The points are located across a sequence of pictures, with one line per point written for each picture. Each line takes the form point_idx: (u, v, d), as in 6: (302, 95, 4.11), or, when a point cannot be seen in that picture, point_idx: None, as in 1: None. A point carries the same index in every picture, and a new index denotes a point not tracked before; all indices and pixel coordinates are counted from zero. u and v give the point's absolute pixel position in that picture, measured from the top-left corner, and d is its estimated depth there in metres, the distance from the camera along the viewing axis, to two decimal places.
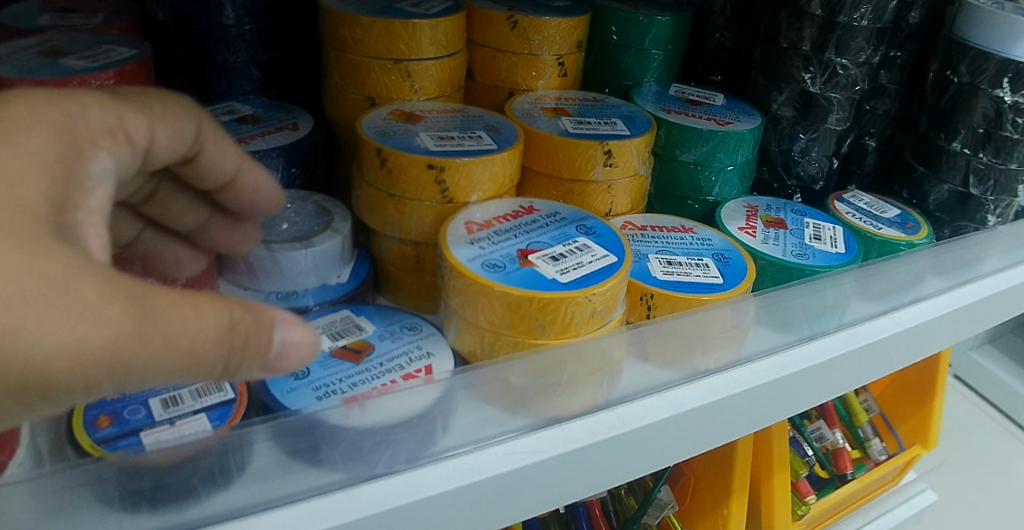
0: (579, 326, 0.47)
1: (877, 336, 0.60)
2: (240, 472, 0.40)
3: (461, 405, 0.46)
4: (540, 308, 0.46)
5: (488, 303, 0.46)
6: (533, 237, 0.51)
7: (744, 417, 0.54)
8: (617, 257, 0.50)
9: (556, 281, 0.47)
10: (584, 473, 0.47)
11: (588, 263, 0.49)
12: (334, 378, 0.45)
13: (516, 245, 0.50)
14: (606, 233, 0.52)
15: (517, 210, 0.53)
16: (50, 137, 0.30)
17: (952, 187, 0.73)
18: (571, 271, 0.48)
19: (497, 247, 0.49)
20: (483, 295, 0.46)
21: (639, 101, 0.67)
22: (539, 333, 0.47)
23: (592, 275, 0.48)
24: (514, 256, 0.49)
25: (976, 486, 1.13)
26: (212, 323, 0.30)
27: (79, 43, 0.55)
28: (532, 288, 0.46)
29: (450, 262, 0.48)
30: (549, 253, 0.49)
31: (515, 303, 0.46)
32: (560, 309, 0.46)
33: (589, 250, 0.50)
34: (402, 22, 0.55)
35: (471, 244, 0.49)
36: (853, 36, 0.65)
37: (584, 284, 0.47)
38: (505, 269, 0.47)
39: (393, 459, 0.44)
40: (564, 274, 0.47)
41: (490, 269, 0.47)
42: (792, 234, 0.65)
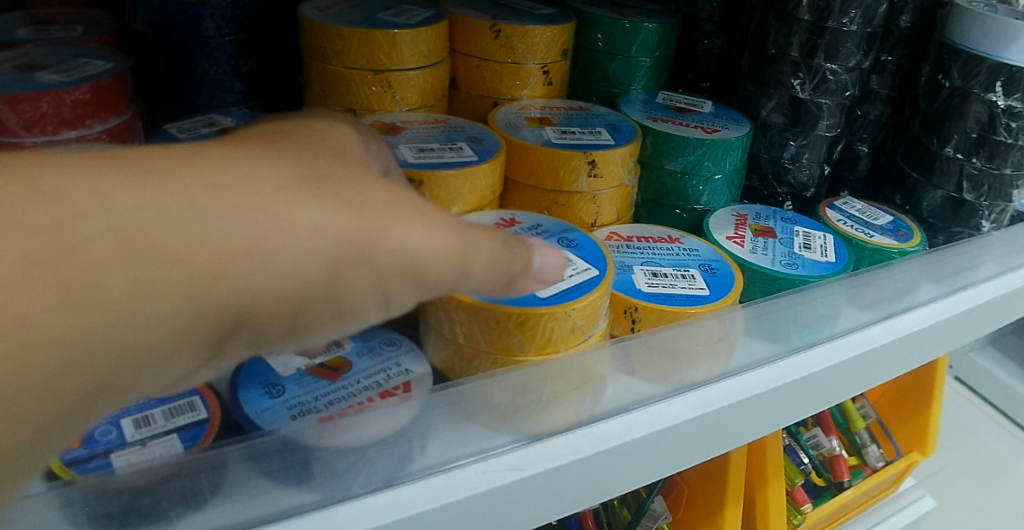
0: (559, 341, 0.47)
1: (870, 345, 0.59)
2: (213, 494, 0.39)
3: (440, 423, 0.45)
4: (519, 323, 0.45)
5: (466, 319, 0.46)
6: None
7: (733, 430, 0.53)
8: (598, 270, 0.49)
9: (536, 296, 0.46)
10: (569, 490, 0.46)
11: (568, 276, 0.48)
12: (309, 397, 0.44)
13: None
14: (588, 246, 0.51)
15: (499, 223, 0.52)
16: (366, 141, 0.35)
17: (946, 193, 0.72)
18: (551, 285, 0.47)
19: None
20: (462, 310, 0.45)
21: (626, 109, 0.66)
22: (517, 348, 0.46)
23: (572, 289, 0.47)
24: None
25: (976, 491, 1.11)
26: (499, 244, 0.32)
27: (56, 57, 0.55)
28: (512, 303, 0.45)
29: None
30: None
31: (495, 317, 0.45)
32: (538, 324, 0.45)
33: (570, 262, 0.49)
34: (383, 33, 0.55)
35: None
36: (842, 41, 0.64)
37: (564, 298, 0.46)
38: None
39: (370, 479, 0.43)
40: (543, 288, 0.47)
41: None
42: (781, 243, 0.64)
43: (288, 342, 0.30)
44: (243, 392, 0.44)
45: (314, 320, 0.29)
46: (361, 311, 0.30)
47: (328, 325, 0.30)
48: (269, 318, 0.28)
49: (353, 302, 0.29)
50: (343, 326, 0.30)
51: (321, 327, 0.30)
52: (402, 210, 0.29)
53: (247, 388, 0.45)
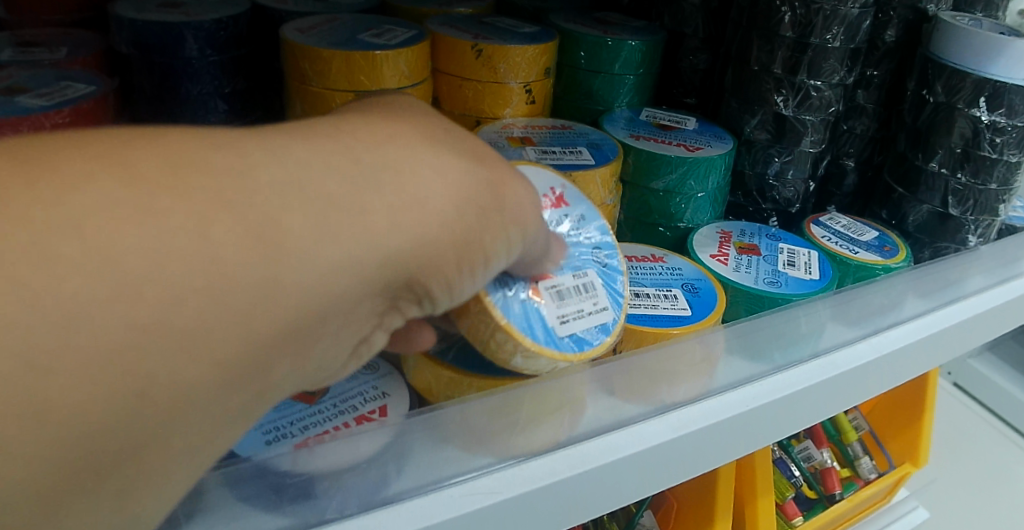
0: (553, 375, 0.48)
1: (855, 363, 0.58)
2: (188, 520, 0.39)
3: (418, 447, 0.45)
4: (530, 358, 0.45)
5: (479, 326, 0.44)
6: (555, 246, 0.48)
7: (717, 450, 0.52)
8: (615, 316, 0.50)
9: (556, 335, 0.46)
10: (546, 513, 0.46)
11: (587, 313, 0.48)
12: (285, 421, 0.45)
13: None
14: (616, 274, 0.51)
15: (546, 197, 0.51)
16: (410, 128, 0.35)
17: (931, 207, 0.72)
18: (569, 322, 0.47)
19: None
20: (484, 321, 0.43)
21: (609, 127, 0.66)
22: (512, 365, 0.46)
23: (586, 332, 0.48)
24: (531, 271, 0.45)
25: (975, 502, 1.11)
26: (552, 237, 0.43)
27: (38, 80, 0.57)
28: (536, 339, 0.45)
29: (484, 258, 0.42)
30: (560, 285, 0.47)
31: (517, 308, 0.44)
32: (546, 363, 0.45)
33: (595, 294, 0.49)
34: (363, 54, 0.55)
35: None
36: (825, 58, 0.64)
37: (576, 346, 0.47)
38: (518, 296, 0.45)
39: (345, 504, 0.43)
40: (563, 324, 0.46)
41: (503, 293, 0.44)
42: (765, 261, 0.64)
43: (444, 300, 0.36)
44: None
45: (470, 276, 0.36)
46: (496, 271, 0.38)
47: (478, 278, 0.37)
48: (435, 283, 0.34)
49: (496, 264, 0.37)
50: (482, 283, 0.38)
51: (474, 282, 0.37)
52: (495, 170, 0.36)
53: None
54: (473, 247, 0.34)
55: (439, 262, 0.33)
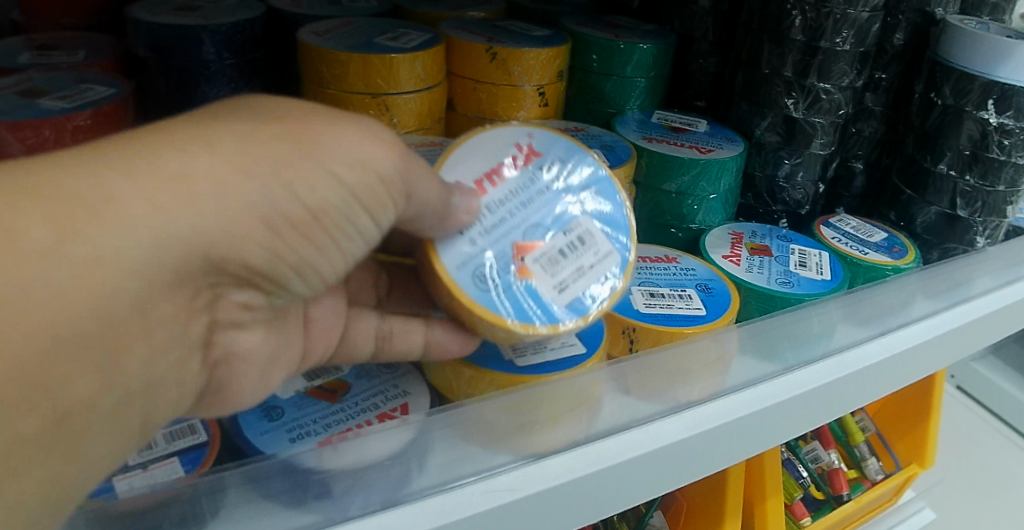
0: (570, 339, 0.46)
1: (866, 362, 0.58)
2: (213, 517, 0.40)
3: (438, 445, 0.46)
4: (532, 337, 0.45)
5: (479, 327, 0.45)
6: (530, 218, 0.45)
7: (732, 448, 0.53)
8: (623, 256, 0.47)
9: (555, 303, 0.45)
10: (564, 510, 0.46)
11: (589, 269, 0.46)
12: (308, 419, 0.46)
13: (514, 233, 0.45)
14: (612, 211, 0.48)
15: (515, 154, 0.47)
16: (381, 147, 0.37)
17: (939, 209, 0.72)
18: (569, 286, 0.45)
19: (490, 233, 0.45)
20: (476, 320, 0.44)
21: (621, 129, 0.67)
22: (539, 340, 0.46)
23: (598, 285, 0.46)
24: (511, 255, 0.45)
25: (981, 504, 1.11)
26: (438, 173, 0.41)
27: (58, 82, 0.58)
28: (526, 319, 0.44)
29: (442, 275, 0.43)
30: (550, 251, 0.45)
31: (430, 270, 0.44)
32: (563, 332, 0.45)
33: (592, 244, 0.46)
34: (380, 58, 0.56)
35: (463, 236, 0.44)
36: (835, 61, 0.65)
37: (580, 308, 0.45)
38: (499, 285, 0.44)
39: (367, 501, 0.43)
40: (561, 291, 0.45)
41: (485, 294, 0.44)
42: (777, 262, 0.64)
43: (289, 281, 0.37)
44: (244, 415, 0.46)
45: (301, 239, 0.35)
46: (351, 216, 0.37)
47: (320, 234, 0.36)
48: (262, 265, 0.35)
49: (333, 212, 0.36)
50: (337, 239, 0.37)
51: (315, 243, 0.36)
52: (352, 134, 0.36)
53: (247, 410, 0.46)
54: (283, 203, 0.34)
55: (250, 243, 0.33)
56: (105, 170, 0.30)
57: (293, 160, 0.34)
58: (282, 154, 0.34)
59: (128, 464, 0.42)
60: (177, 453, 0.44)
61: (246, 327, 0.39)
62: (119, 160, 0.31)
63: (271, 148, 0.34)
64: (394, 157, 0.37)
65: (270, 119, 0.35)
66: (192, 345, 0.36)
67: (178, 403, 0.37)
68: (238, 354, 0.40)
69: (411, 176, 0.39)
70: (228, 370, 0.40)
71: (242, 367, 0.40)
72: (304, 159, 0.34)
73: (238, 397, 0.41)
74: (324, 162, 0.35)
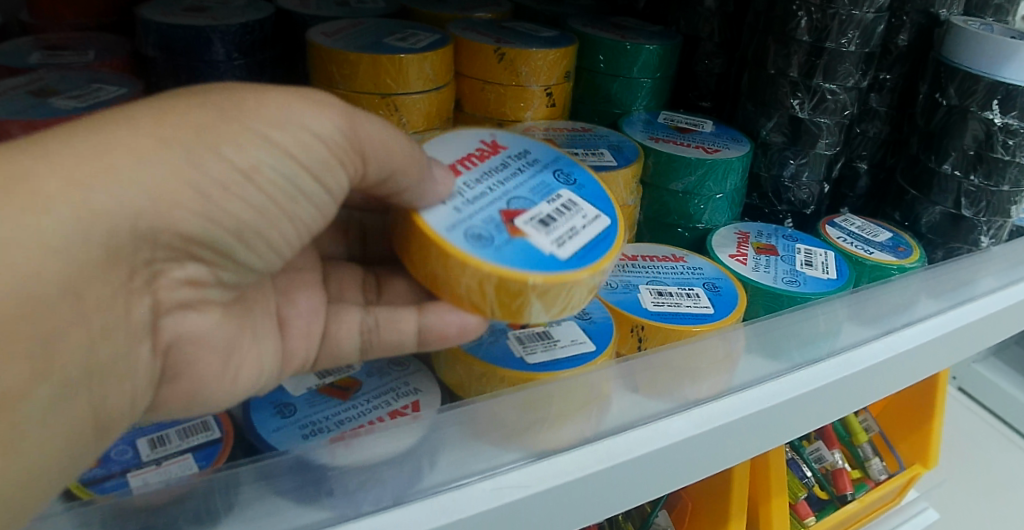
0: (579, 305, 0.42)
1: (873, 361, 0.59)
2: (227, 513, 0.40)
3: (449, 443, 0.46)
4: (540, 292, 0.40)
5: (470, 295, 0.41)
6: (511, 191, 0.44)
7: (740, 446, 0.53)
8: (613, 222, 0.45)
9: (557, 255, 0.41)
10: (574, 507, 0.46)
11: (581, 230, 0.43)
12: (320, 416, 0.46)
13: (497, 204, 0.43)
14: (589, 186, 0.47)
15: (481, 149, 0.47)
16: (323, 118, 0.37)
17: (944, 209, 0.72)
18: (568, 241, 0.42)
19: (473, 203, 0.43)
20: (466, 282, 0.40)
21: (628, 129, 0.67)
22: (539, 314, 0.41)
23: (594, 243, 0.43)
24: (499, 219, 0.42)
25: (983, 504, 1.11)
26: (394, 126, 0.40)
27: (69, 82, 0.58)
28: (528, 267, 0.40)
29: (428, 236, 0.40)
30: (538, 214, 0.43)
31: (409, 245, 0.42)
32: (564, 289, 0.40)
33: (579, 208, 0.44)
34: (389, 58, 0.56)
35: (445, 204, 0.42)
36: (840, 62, 0.65)
37: (584, 260, 0.41)
38: (493, 241, 0.41)
39: (380, 497, 0.43)
40: (561, 245, 0.42)
41: (478, 248, 0.40)
42: (783, 261, 0.65)
43: (232, 249, 0.37)
44: (257, 412, 0.46)
45: (234, 199, 0.35)
46: (290, 174, 0.36)
47: (255, 195, 0.36)
48: (198, 232, 0.35)
49: (267, 170, 0.35)
50: (277, 201, 0.37)
51: (251, 205, 0.36)
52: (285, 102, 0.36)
53: (260, 407, 0.46)
54: (207, 163, 0.34)
55: (179, 208, 0.33)
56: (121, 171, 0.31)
57: (217, 125, 0.34)
58: (205, 123, 0.34)
59: (142, 460, 0.43)
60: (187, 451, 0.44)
61: (194, 308, 0.39)
62: None
63: (195, 116, 0.34)
64: (336, 119, 0.37)
65: (281, 117, 0.35)
66: (137, 331, 0.35)
67: (131, 401, 0.37)
68: (187, 336, 0.39)
69: (357, 129, 0.38)
70: (180, 356, 0.39)
71: (196, 352, 0.40)
72: (230, 123, 0.35)
73: (200, 389, 0.41)
74: (252, 125, 0.35)
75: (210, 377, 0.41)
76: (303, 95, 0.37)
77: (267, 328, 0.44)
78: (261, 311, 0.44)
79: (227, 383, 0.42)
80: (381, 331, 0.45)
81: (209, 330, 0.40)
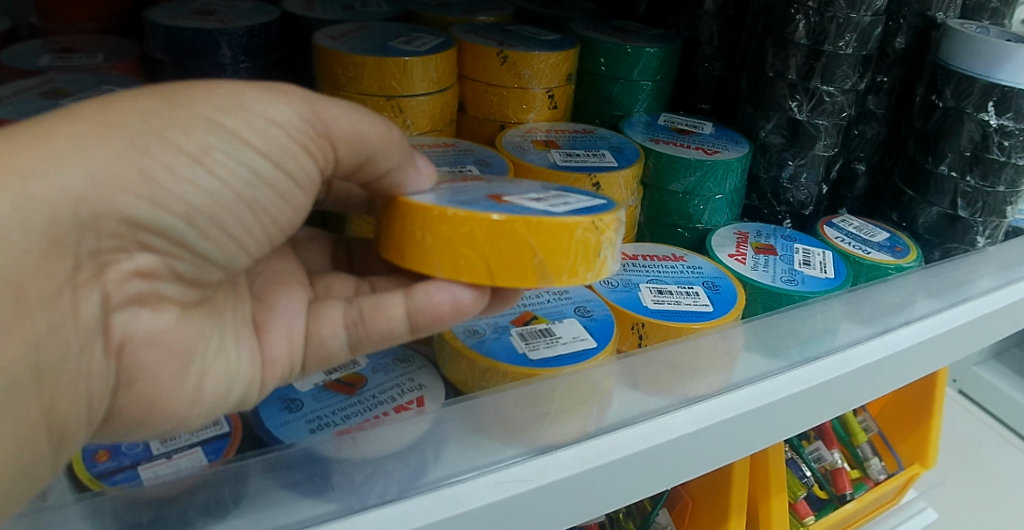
0: (584, 265, 0.40)
1: (870, 358, 0.59)
2: (235, 505, 0.41)
3: (452, 438, 0.47)
4: (537, 237, 0.38)
5: (464, 256, 0.38)
6: (500, 190, 0.44)
7: (740, 442, 0.54)
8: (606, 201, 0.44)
9: (552, 211, 0.39)
10: (577, 500, 0.47)
11: (576, 202, 0.42)
12: (327, 412, 0.47)
13: (485, 194, 0.42)
14: (578, 191, 0.46)
15: (466, 178, 0.48)
16: (294, 109, 0.36)
17: (941, 210, 0.73)
18: (563, 205, 0.41)
19: (462, 194, 0.42)
20: (460, 236, 0.38)
21: (628, 131, 0.69)
22: (542, 273, 0.39)
23: (592, 208, 0.41)
24: (489, 198, 0.41)
25: (983, 506, 1.12)
26: (361, 111, 0.40)
27: (79, 84, 0.59)
28: (521, 213, 0.38)
29: (413, 205, 0.39)
30: (528, 197, 0.42)
31: (394, 234, 0.41)
32: (566, 236, 0.38)
33: (571, 195, 0.43)
34: (395, 61, 0.57)
35: (429, 194, 0.42)
36: (838, 64, 0.66)
37: (583, 213, 0.40)
38: (482, 205, 0.40)
39: (386, 489, 0.44)
40: (556, 207, 0.40)
41: (466, 206, 0.39)
42: (782, 260, 0.66)
43: (195, 245, 0.36)
44: (265, 407, 0.47)
45: (181, 181, 0.34)
46: (244, 159, 0.35)
47: (205, 179, 0.34)
48: (145, 218, 0.33)
49: (217, 154, 0.34)
50: (235, 190, 0.36)
51: (202, 188, 0.34)
52: (254, 91, 0.36)
53: (268, 402, 0.47)
54: (158, 150, 0.33)
55: (124, 193, 0.32)
56: (105, 162, 0.31)
57: (163, 111, 0.33)
58: (152, 110, 0.33)
59: (150, 455, 0.44)
60: (194, 445, 0.45)
61: (148, 305, 0.36)
62: (116, 147, 0.32)
63: (139, 104, 0.33)
64: (294, 105, 0.36)
65: (272, 106, 0.36)
66: (89, 330, 0.34)
67: (87, 406, 0.35)
68: (143, 336, 0.36)
69: (318, 114, 0.37)
70: (134, 360, 0.37)
71: (153, 355, 0.37)
72: (177, 109, 0.34)
73: (159, 397, 0.38)
74: (199, 110, 0.34)
75: (169, 385, 0.38)
76: (282, 86, 0.37)
77: (243, 332, 0.42)
78: (231, 314, 0.42)
79: (191, 392, 0.39)
80: (367, 321, 0.42)
81: (167, 330, 0.37)
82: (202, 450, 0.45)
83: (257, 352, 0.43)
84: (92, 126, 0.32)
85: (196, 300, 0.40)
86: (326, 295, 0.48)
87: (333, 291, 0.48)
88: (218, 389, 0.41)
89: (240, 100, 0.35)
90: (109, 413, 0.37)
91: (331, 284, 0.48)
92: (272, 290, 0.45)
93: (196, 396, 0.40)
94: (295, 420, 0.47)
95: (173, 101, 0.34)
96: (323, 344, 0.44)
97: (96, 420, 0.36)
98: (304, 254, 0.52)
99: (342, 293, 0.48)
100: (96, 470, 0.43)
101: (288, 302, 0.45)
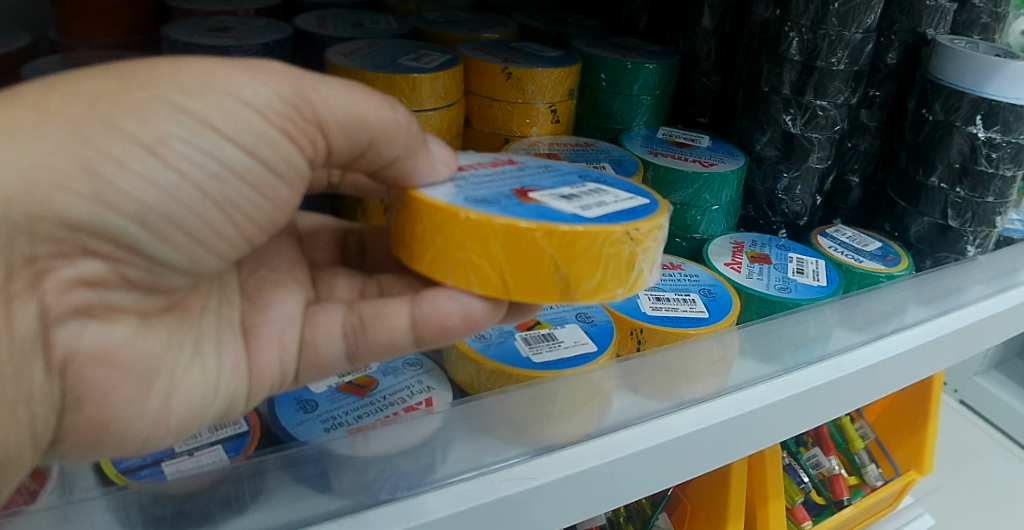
0: (611, 277, 0.41)
1: (862, 364, 0.62)
2: (253, 500, 0.43)
3: (458, 438, 0.49)
4: (560, 247, 0.40)
5: (479, 264, 0.40)
6: (527, 182, 0.46)
7: (733, 445, 0.56)
8: (646, 200, 0.46)
9: (580, 216, 0.41)
10: (578, 499, 0.49)
11: (611, 202, 0.44)
12: (340, 412, 0.50)
13: (511, 187, 0.44)
14: (612, 182, 0.48)
15: (496, 161, 0.50)
16: (273, 91, 0.37)
17: (932, 220, 0.75)
18: (593, 208, 0.42)
19: (483, 188, 0.44)
20: (476, 242, 0.40)
21: (628, 144, 0.71)
22: (563, 288, 0.41)
23: (625, 212, 0.43)
24: (513, 195, 0.43)
25: (983, 514, 1.13)
26: (357, 88, 0.41)
27: None
28: (545, 220, 0.40)
29: (429, 202, 0.41)
30: (557, 194, 0.44)
31: (406, 233, 0.43)
32: (593, 246, 0.40)
33: (606, 192, 0.45)
34: (404, 77, 0.60)
35: (449, 185, 0.44)
36: (830, 80, 0.69)
37: (611, 219, 0.41)
38: (505, 205, 0.41)
39: (397, 485, 0.46)
40: (585, 210, 0.42)
41: (485, 207, 0.41)
42: (776, 269, 0.68)
43: (150, 250, 0.37)
44: (281, 407, 0.50)
45: (132, 176, 0.34)
46: (209, 148, 0.36)
47: (160, 172, 0.35)
48: (86, 220, 0.34)
49: (175, 142, 0.35)
50: (196, 182, 0.36)
51: (156, 183, 0.35)
52: (228, 70, 0.36)
53: (285, 403, 0.50)
54: (104, 142, 0.33)
55: (62, 190, 0.33)
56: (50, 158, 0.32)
57: (117, 95, 0.34)
58: (104, 94, 0.34)
59: (171, 453, 0.46)
60: (212, 444, 0.47)
61: (96, 317, 0.37)
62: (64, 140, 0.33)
63: (92, 87, 0.34)
64: (276, 85, 0.37)
65: (246, 88, 0.36)
66: (25, 346, 0.34)
67: (29, 431, 0.36)
68: (91, 353, 0.37)
69: (305, 95, 0.38)
70: (80, 376, 0.37)
71: (99, 372, 0.38)
72: (133, 91, 0.34)
73: (114, 418, 0.39)
74: (162, 93, 0.34)
75: (126, 405, 0.39)
76: (262, 64, 0.37)
77: (227, 339, 0.44)
78: (208, 317, 0.44)
79: (157, 409, 0.41)
80: (368, 328, 0.45)
81: (117, 346, 0.38)
82: (219, 449, 0.47)
83: (241, 362, 0.45)
84: (43, 120, 0.33)
85: (159, 309, 0.40)
86: (329, 295, 0.50)
87: (335, 292, 0.50)
88: (191, 401, 0.42)
89: (210, 80, 0.35)
90: (58, 435, 0.39)
91: (334, 285, 0.51)
92: (264, 293, 0.47)
93: (161, 415, 0.41)
94: (307, 419, 0.49)
95: (132, 87, 0.34)
96: (316, 352, 0.47)
97: (42, 442, 0.38)
98: (309, 246, 0.54)
99: (345, 296, 0.51)
100: (120, 466, 0.45)
101: (279, 305, 0.47)
